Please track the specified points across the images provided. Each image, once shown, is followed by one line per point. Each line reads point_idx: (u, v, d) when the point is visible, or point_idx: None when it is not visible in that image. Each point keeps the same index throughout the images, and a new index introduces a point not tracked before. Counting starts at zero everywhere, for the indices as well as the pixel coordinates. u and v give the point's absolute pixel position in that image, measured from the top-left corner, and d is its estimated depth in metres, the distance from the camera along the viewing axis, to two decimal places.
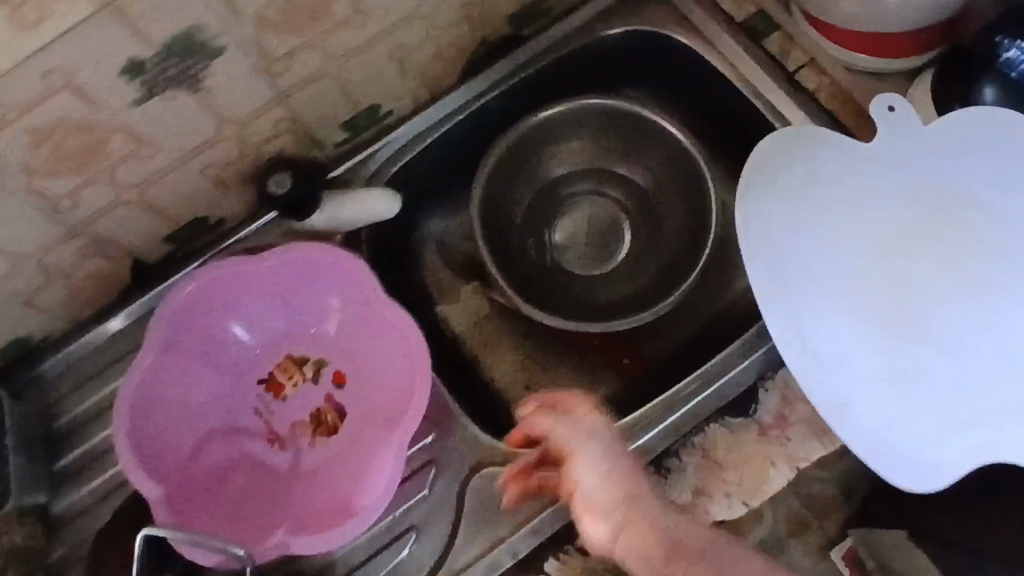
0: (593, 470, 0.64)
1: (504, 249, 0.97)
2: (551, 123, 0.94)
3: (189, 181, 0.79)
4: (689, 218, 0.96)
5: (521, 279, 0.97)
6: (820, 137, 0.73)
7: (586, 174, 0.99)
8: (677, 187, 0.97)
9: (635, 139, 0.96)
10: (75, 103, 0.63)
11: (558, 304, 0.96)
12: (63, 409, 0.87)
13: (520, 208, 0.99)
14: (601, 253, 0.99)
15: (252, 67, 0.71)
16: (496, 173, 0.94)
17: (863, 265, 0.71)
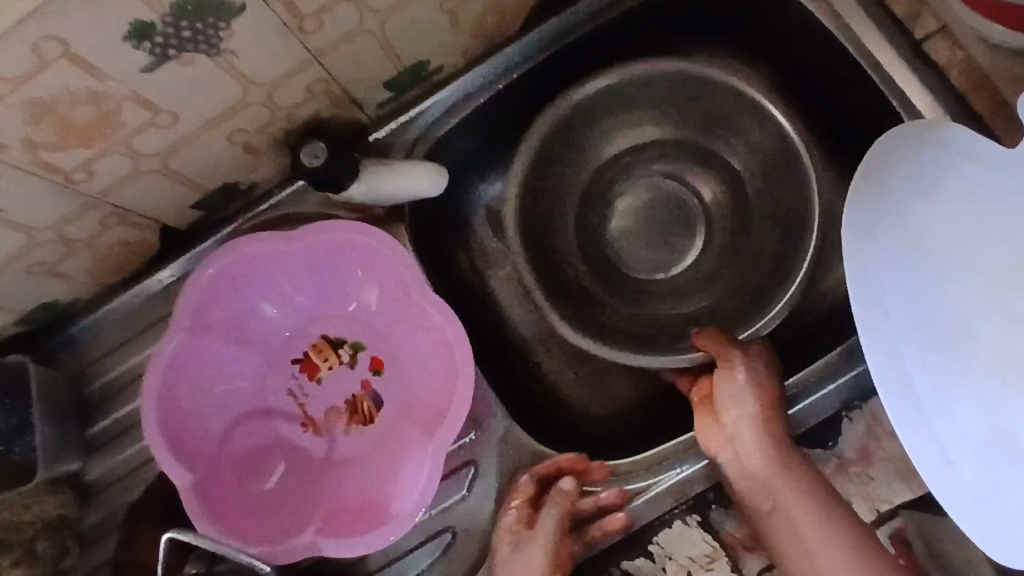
0: (736, 384, 0.68)
1: (551, 235, 0.88)
2: (622, 94, 0.82)
3: (216, 149, 0.71)
4: (776, 220, 0.85)
5: (568, 275, 0.88)
6: (945, 141, 0.61)
7: (659, 154, 0.89)
8: (765, 184, 0.86)
9: (722, 120, 0.85)
10: (76, 72, 0.55)
11: (612, 307, 0.88)
12: (96, 374, 0.84)
13: (577, 188, 0.89)
14: (667, 250, 0.89)
15: (280, 26, 0.61)
16: (551, 145, 0.83)
17: (976, 297, 0.61)
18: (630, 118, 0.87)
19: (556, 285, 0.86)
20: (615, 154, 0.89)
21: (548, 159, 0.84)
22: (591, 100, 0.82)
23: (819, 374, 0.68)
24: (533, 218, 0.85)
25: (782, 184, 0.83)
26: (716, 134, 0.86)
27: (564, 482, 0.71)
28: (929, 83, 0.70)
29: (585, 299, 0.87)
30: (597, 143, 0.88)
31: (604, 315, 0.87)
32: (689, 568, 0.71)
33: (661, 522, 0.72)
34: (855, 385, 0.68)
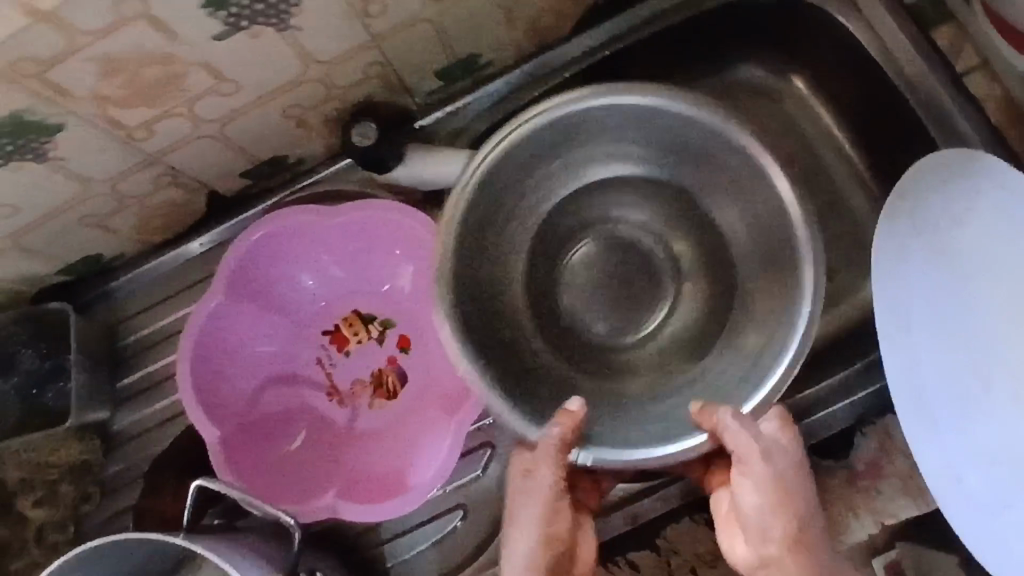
0: (752, 497, 0.59)
1: (505, 290, 0.76)
2: (587, 128, 0.71)
3: (271, 120, 0.73)
4: (753, 276, 0.73)
5: (521, 338, 0.76)
6: (988, 170, 0.61)
7: (625, 196, 0.79)
8: (750, 236, 0.73)
9: (699, 164, 0.73)
10: (153, 33, 0.58)
11: (570, 378, 0.76)
12: (130, 329, 0.86)
13: (533, 235, 0.78)
14: (636, 307, 0.79)
15: (346, 7, 0.63)
16: (502, 187, 0.72)
17: (1015, 321, 0.60)
18: (594, 156, 0.75)
19: (506, 352, 0.74)
20: (574, 196, 0.78)
21: (498, 202, 0.73)
22: (550, 134, 0.71)
23: (835, 390, 0.69)
24: (488, 270, 0.74)
25: (763, 235, 0.71)
26: (686, 181, 0.76)
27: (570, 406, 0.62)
28: (967, 114, 0.72)
29: (538, 366, 0.76)
30: (558, 183, 0.77)
31: (565, 386, 0.75)
32: (692, 563, 0.74)
33: (670, 518, 0.73)
34: (872, 401, 0.68)
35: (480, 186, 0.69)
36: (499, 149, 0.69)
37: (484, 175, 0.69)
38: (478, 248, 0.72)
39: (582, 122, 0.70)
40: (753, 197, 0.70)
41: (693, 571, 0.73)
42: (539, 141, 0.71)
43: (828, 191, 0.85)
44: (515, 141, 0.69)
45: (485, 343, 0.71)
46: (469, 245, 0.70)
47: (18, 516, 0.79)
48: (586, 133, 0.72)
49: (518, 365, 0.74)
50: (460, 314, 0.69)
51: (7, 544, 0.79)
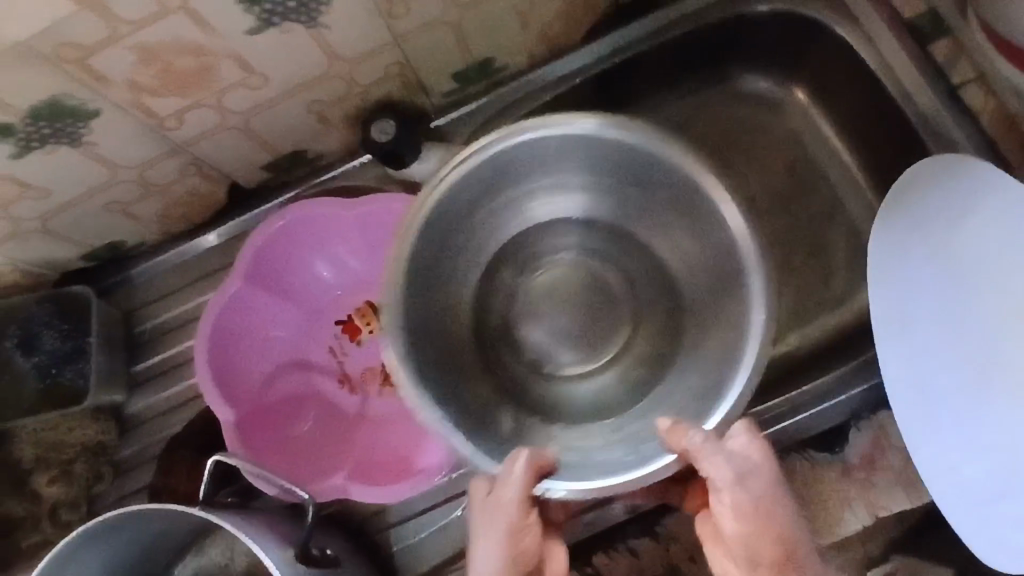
0: (733, 518, 0.56)
1: (454, 328, 0.75)
2: (530, 166, 0.71)
3: (293, 114, 0.76)
4: (710, 302, 0.72)
5: (472, 377, 0.75)
6: (983, 175, 0.63)
7: (570, 232, 0.78)
8: (704, 263, 0.72)
9: (645, 194, 0.73)
10: (190, 26, 0.61)
11: (524, 419, 0.74)
12: (148, 315, 0.89)
13: (479, 274, 0.77)
14: (589, 341, 0.78)
15: (372, 7, 0.67)
16: (448, 229, 0.71)
17: (1001, 321, 0.63)
18: (538, 195, 0.75)
19: (462, 392, 0.71)
20: (517, 235, 0.78)
21: (446, 242, 0.71)
22: (493, 174, 0.70)
23: (833, 384, 0.71)
24: (440, 309, 0.73)
25: (715, 264, 0.70)
26: (635, 211, 0.75)
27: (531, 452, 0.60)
28: (961, 125, 0.75)
29: (492, 405, 0.74)
30: (503, 221, 0.76)
31: (527, 423, 0.74)
32: (692, 552, 0.75)
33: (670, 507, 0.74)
34: (867, 397, 0.71)
35: (429, 228, 0.68)
36: (445, 191, 0.68)
37: (433, 217, 0.68)
38: (428, 285, 0.71)
39: (518, 160, 0.70)
40: (701, 227, 0.69)
41: (692, 557, 0.75)
42: (479, 180, 0.70)
43: (827, 202, 0.89)
44: (459, 179, 0.68)
45: (438, 380, 0.69)
46: (419, 285, 0.69)
47: (31, 493, 0.81)
48: (529, 172, 0.72)
49: (475, 404, 0.71)
50: (415, 351, 0.67)
51: (20, 520, 0.81)
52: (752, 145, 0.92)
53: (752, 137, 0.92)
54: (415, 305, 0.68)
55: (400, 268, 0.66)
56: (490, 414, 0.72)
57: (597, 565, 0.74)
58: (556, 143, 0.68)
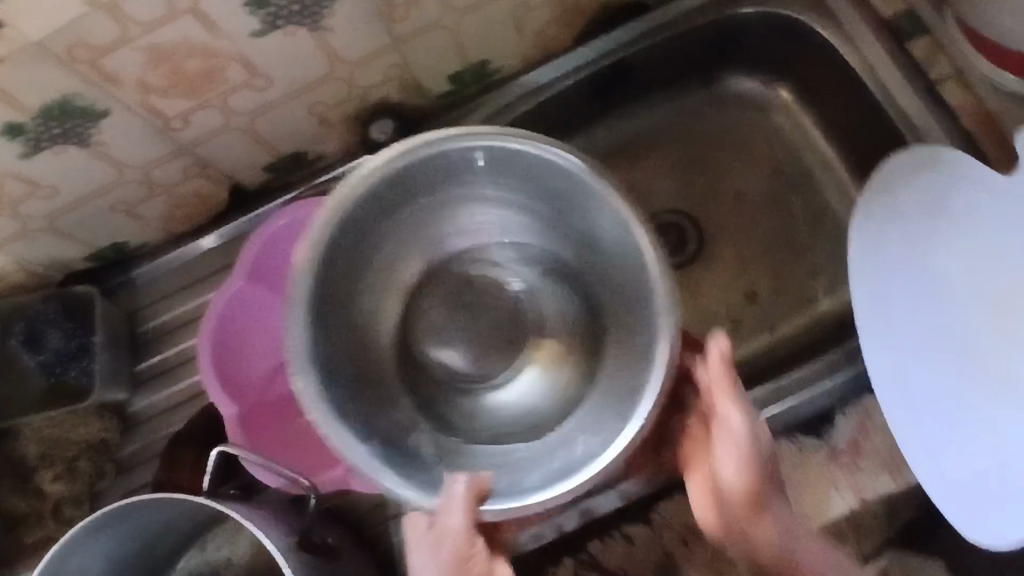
0: (733, 461, 0.58)
1: (361, 354, 0.69)
2: (433, 176, 0.66)
3: (294, 115, 0.78)
4: (626, 317, 0.67)
5: (384, 406, 0.69)
6: (956, 166, 0.67)
7: (484, 247, 0.73)
8: (620, 275, 0.67)
9: (555, 207, 0.68)
10: (198, 27, 0.63)
11: (442, 446, 0.68)
12: (149, 315, 0.90)
13: (382, 294, 0.71)
14: (508, 362, 0.72)
15: (372, 10, 0.69)
16: (345, 247, 0.65)
17: (979, 307, 0.66)
18: (445, 208, 0.69)
19: (370, 420, 0.66)
20: (427, 253, 0.72)
21: (344, 260, 0.66)
22: (392, 187, 0.65)
23: (818, 371, 0.75)
24: (340, 334, 0.67)
25: (632, 276, 0.65)
26: (551, 228, 0.70)
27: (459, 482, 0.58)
28: (941, 121, 0.78)
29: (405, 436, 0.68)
30: (409, 237, 0.70)
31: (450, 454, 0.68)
32: (684, 537, 0.77)
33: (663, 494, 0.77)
34: (850, 382, 0.74)
35: (329, 250, 0.64)
36: (340, 209, 0.63)
37: (330, 241, 0.63)
38: (328, 309, 0.65)
39: (422, 176, 0.65)
40: (608, 233, 0.65)
41: (685, 543, 0.77)
42: (378, 199, 0.65)
43: (815, 201, 0.92)
44: (351, 194, 0.63)
45: (348, 413, 0.64)
46: (319, 310, 0.64)
47: (35, 490, 0.83)
48: (432, 182, 0.66)
49: (382, 430, 0.66)
50: (326, 380, 0.63)
51: (25, 517, 0.82)
52: (738, 147, 0.95)
53: (739, 139, 0.95)
54: (317, 333, 0.63)
55: (302, 297, 0.62)
56: (411, 442, 0.67)
57: (591, 552, 0.77)
58: (454, 155, 0.64)
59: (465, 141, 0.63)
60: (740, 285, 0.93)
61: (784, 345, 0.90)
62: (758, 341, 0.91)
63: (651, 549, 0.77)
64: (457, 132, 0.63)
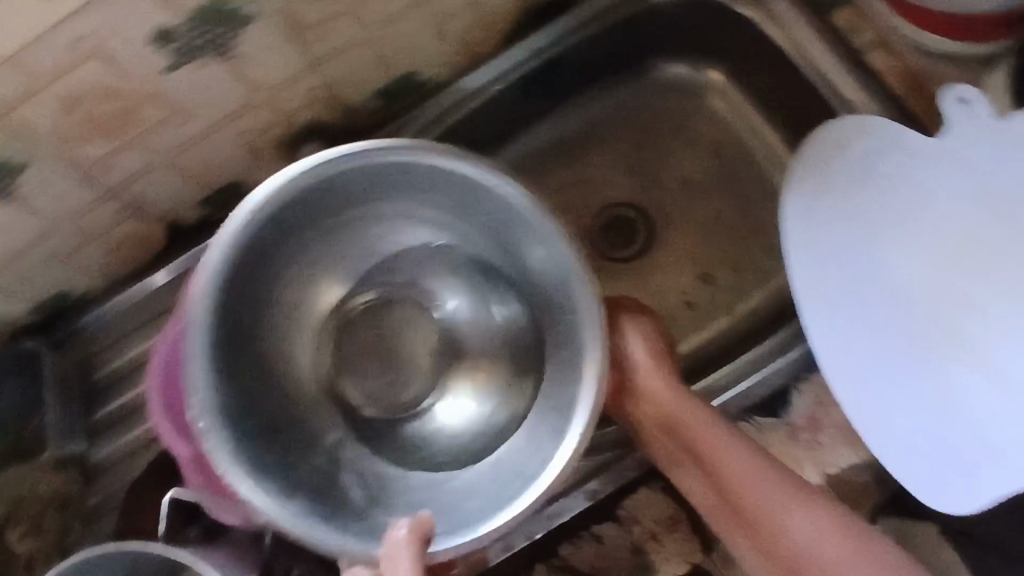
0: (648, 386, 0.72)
1: (276, 382, 0.73)
2: (340, 195, 0.68)
3: (221, 148, 0.78)
4: (549, 328, 0.70)
5: (305, 432, 0.73)
6: (886, 133, 0.68)
7: (400, 262, 0.76)
8: (534, 285, 0.70)
9: (455, 212, 0.70)
10: (106, 71, 0.63)
11: (366, 480, 0.72)
12: (103, 362, 0.89)
13: (297, 314, 0.74)
14: (427, 376, 0.76)
15: (283, 35, 0.69)
16: (250, 268, 0.67)
17: (914, 273, 0.68)
18: (355, 225, 0.72)
19: (285, 457, 0.69)
20: (341, 271, 0.75)
21: (246, 284, 0.68)
22: (298, 210, 0.66)
23: (773, 349, 0.74)
24: (250, 358, 0.71)
25: (543, 276, 0.68)
26: (449, 231, 0.72)
27: (398, 527, 0.58)
28: (868, 89, 0.77)
29: (331, 483, 0.70)
30: (321, 255, 0.73)
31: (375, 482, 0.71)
32: (654, 529, 0.77)
33: (628, 490, 0.77)
34: (804, 358, 0.73)
35: (225, 276, 0.64)
36: (235, 238, 0.63)
37: (227, 266, 0.64)
38: (230, 343, 0.68)
39: (324, 193, 0.66)
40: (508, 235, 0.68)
41: (654, 537, 0.77)
42: (278, 220, 0.66)
43: (757, 180, 0.93)
44: (253, 222, 0.63)
45: (260, 457, 0.66)
46: (221, 342, 0.66)
47: None
48: (338, 202, 0.68)
49: (301, 470, 0.69)
50: (238, 436, 0.65)
51: None
52: (677, 133, 0.95)
53: (677, 125, 0.95)
54: (221, 376, 0.65)
55: (200, 335, 0.62)
56: (338, 491, 0.69)
57: (563, 555, 0.77)
58: (353, 171, 0.65)
59: (368, 163, 0.64)
60: (692, 271, 0.93)
61: (740, 326, 0.90)
62: (715, 325, 0.91)
63: (623, 546, 0.77)
64: (355, 150, 0.63)
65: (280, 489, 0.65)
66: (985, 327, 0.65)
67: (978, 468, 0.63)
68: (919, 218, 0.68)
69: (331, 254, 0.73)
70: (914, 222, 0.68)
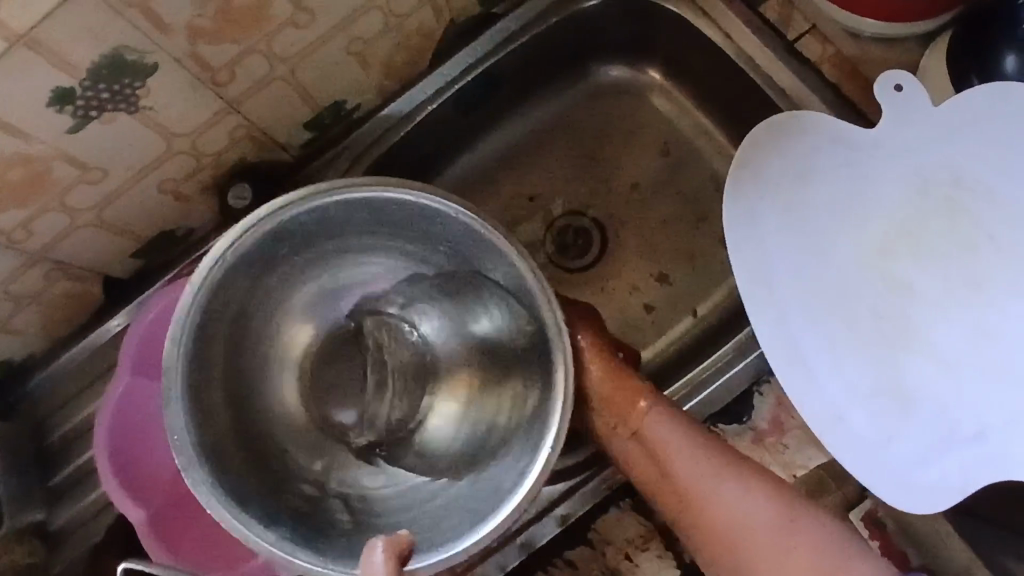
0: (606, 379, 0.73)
1: (262, 426, 0.72)
2: (300, 236, 0.68)
3: (146, 198, 0.75)
4: (522, 348, 0.68)
5: (283, 469, 0.71)
6: (822, 126, 0.66)
7: (367, 293, 0.75)
8: (502, 306, 0.69)
9: (410, 237, 0.71)
10: (6, 138, 0.60)
11: (350, 505, 0.70)
12: (54, 425, 0.86)
13: (265, 361, 0.73)
14: (407, 403, 0.73)
15: (192, 79, 0.66)
16: (217, 317, 0.66)
17: (862, 264, 0.65)
18: (317, 265, 0.72)
19: (263, 492, 0.67)
20: (303, 316, 0.74)
21: (218, 336, 0.67)
22: (261, 255, 0.67)
23: (730, 355, 0.73)
24: (227, 404, 0.69)
25: (506, 292, 0.68)
26: (410, 258, 0.72)
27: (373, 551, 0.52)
28: (805, 78, 0.75)
29: (316, 507, 0.69)
30: (282, 300, 0.72)
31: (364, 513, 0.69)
32: (626, 549, 0.76)
33: (596, 511, 0.76)
34: (762, 361, 0.73)
35: (197, 325, 0.64)
36: (205, 287, 0.64)
37: (193, 318, 0.64)
38: (208, 388, 0.67)
39: (282, 236, 0.67)
40: (468, 254, 0.69)
41: (629, 557, 0.75)
42: (243, 265, 0.66)
43: (707, 176, 0.91)
44: (223, 266, 0.64)
45: (241, 492, 0.65)
46: (200, 389, 0.66)
47: None
48: (300, 243, 0.69)
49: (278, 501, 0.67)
50: (218, 475, 0.64)
51: None
52: (620, 135, 0.93)
53: (623, 126, 0.93)
54: (199, 419, 0.65)
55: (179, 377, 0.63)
56: (323, 513, 0.68)
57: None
58: (309, 211, 0.65)
59: (325, 203, 0.65)
60: (648, 271, 0.91)
61: (703, 325, 0.88)
62: (678, 326, 0.89)
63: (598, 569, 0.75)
64: (310, 188, 0.64)
65: (263, 517, 0.64)
66: (931, 317, 0.64)
67: (939, 460, 0.61)
68: (859, 210, 0.66)
69: (296, 294, 0.72)
70: (858, 213, 0.66)
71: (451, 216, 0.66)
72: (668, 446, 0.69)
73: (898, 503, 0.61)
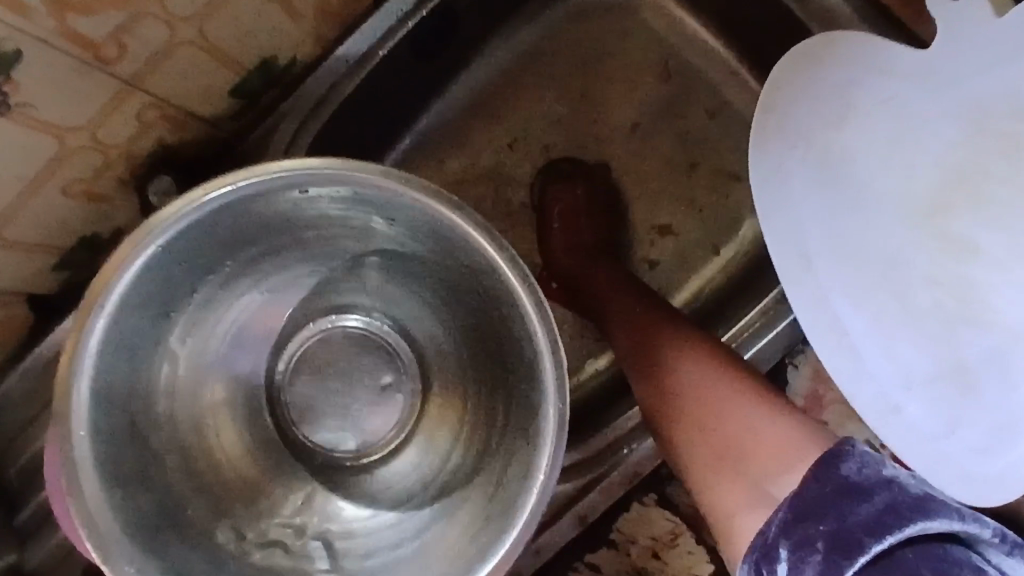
0: (620, 330, 0.67)
1: (221, 464, 0.66)
2: (209, 252, 0.58)
3: (52, 207, 0.62)
4: (496, 317, 0.61)
5: (261, 510, 0.66)
6: (858, 50, 0.58)
7: (309, 297, 0.70)
8: (456, 270, 0.61)
9: (342, 237, 0.63)
10: None
11: (333, 548, 0.63)
12: (8, 461, 0.73)
13: (195, 390, 0.65)
14: (368, 410, 0.73)
15: (75, 61, 0.52)
16: (123, 356, 0.56)
17: (910, 218, 0.60)
18: (234, 281, 0.63)
19: (217, 553, 0.60)
20: (227, 366, 0.68)
21: (122, 376, 0.57)
22: (167, 285, 0.57)
23: (756, 326, 0.68)
24: (176, 459, 0.63)
25: (467, 283, 0.62)
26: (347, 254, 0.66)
27: None
28: None
29: (295, 561, 0.62)
30: (204, 340, 0.65)
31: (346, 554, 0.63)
32: (654, 547, 0.71)
33: (618, 509, 0.71)
34: (793, 330, 0.67)
35: (104, 395, 0.54)
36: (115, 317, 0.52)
37: (98, 369, 0.53)
38: (115, 455, 0.55)
39: (199, 247, 0.56)
40: (410, 247, 0.62)
41: (657, 556, 0.71)
42: (162, 282, 0.56)
43: (713, 103, 0.80)
44: (114, 314, 0.52)
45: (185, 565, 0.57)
46: (125, 446, 0.57)
47: None
48: (212, 259, 0.59)
49: (236, 566, 0.60)
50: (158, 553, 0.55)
51: None
52: (613, 60, 0.81)
53: (614, 49, 0.81)
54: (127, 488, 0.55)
55: (85, 458, 0.52)
56: (303, 564, 0.62)
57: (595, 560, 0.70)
58: (213, 215, 0.54)
59: (235, 198, 0.52)
60: (645, 224, 0.81)
61: (723, 273, 0.79)
62: (692, 279, 0.80)
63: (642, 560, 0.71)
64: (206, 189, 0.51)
65: None
66: (994, 281, 0.57)
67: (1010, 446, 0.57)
68: (909, 157, 0.59)
69: (222, 323, 0.65)
70: (892, 150, 0.60)
71: (405, 202, 0.54)
72: (682, 387, 0.60)
73: (962, 496, 0.57)
